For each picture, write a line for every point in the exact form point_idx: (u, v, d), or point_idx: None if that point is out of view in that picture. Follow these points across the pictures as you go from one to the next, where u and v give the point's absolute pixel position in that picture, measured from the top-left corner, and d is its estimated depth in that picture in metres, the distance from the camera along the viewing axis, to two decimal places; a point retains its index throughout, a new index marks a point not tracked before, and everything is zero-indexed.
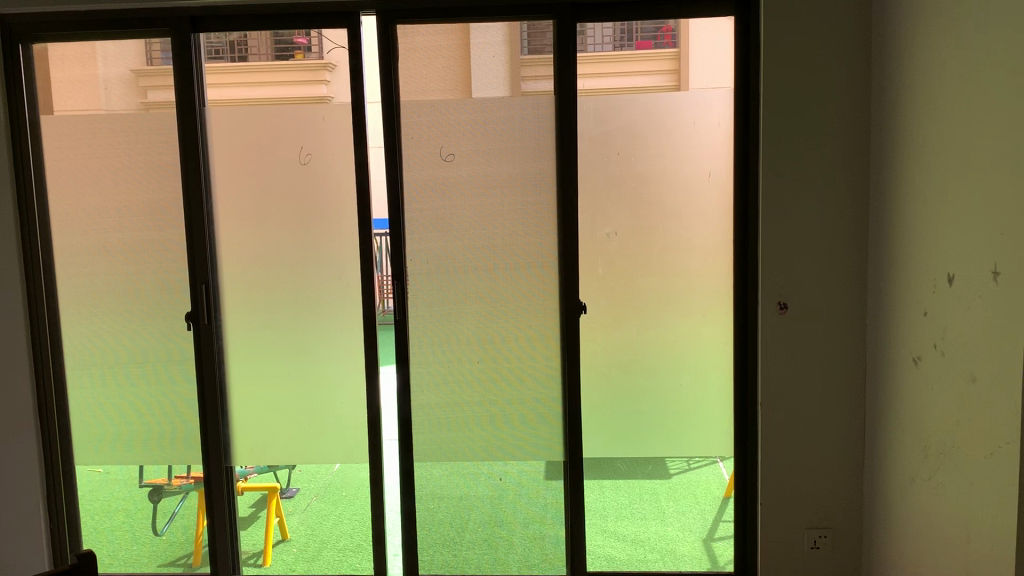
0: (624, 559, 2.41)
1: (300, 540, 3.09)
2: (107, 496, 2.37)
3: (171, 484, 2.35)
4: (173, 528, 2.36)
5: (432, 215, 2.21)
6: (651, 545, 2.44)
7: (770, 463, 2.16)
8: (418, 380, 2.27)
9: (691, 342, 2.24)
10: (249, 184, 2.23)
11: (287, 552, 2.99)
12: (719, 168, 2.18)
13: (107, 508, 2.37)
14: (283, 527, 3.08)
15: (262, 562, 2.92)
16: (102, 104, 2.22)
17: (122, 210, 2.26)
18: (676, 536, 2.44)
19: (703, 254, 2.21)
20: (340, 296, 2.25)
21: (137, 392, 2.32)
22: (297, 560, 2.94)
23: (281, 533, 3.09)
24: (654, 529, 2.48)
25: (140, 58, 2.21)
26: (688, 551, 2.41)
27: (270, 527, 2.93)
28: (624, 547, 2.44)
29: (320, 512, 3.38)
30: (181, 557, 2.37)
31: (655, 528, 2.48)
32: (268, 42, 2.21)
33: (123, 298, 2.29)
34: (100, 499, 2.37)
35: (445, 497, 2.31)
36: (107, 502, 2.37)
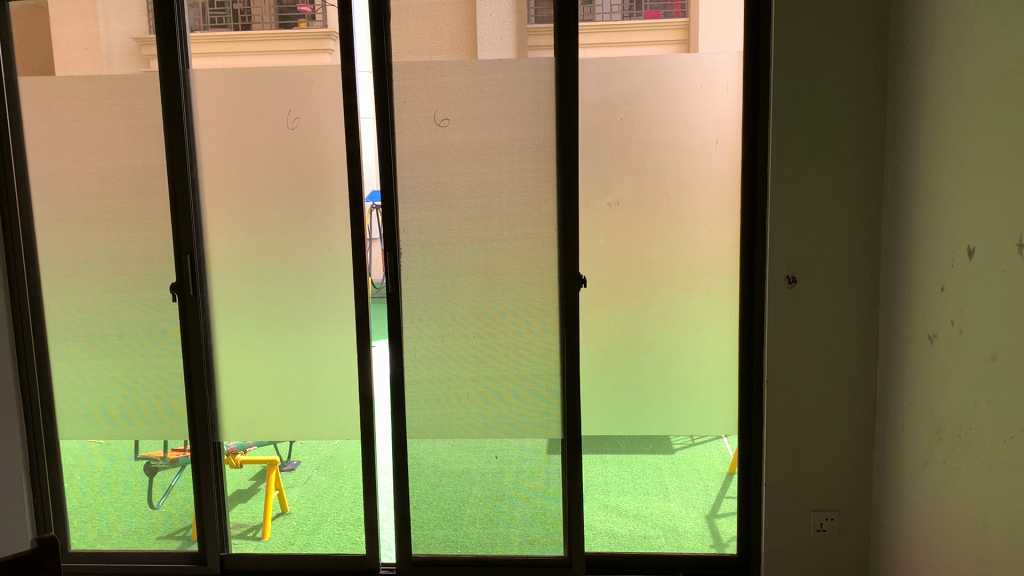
0: (626, 533, 2.56)
1: (299, 513, 3.11)
2: (97, 469, 2.32)
3: (169, 458, 2.28)
4: (171, 500, 2.30)
5: (426, 183, 2.12)
6: (654, 521, 2.60)
7: (775, 444, 2.08)
8: (412, 355, 2.19)
9: (695, 317, 2.15)
10: (235, 150, 2.14)
11: (286, 525, 3.02)
12: (727, 135, 2.08)
13: (100, 481, 2.33)
14: (282, 500, 3.12)
15: (262, 535, 2.89)
16: (103, 67, 2.12)
17: (103, 176, 2.17)
18: (681, 512, 2.64)
19: (709, 226, 2.11)
20: (331, 268, 2.16)
21: (122, 366, 2.25)
22: (296, 533, 2.94)
23: (281, 506, 3.12)
24: (660, 505, 2.69)
25: (143, 25, 2.12)
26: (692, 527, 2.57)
27: (269, 499, 2.92)
28: (627, 522, 2.60)
29: (320, 485, 3.39)
30: (180, 529, 2.32)
31: (660, 503, 2.70)
32: (271, 11, 2.13)
33: (106, 269, 2.21)
34: (91, 472, 2.32)
35: (439, 475, 2.24)
36: (99, 476, 2.33)
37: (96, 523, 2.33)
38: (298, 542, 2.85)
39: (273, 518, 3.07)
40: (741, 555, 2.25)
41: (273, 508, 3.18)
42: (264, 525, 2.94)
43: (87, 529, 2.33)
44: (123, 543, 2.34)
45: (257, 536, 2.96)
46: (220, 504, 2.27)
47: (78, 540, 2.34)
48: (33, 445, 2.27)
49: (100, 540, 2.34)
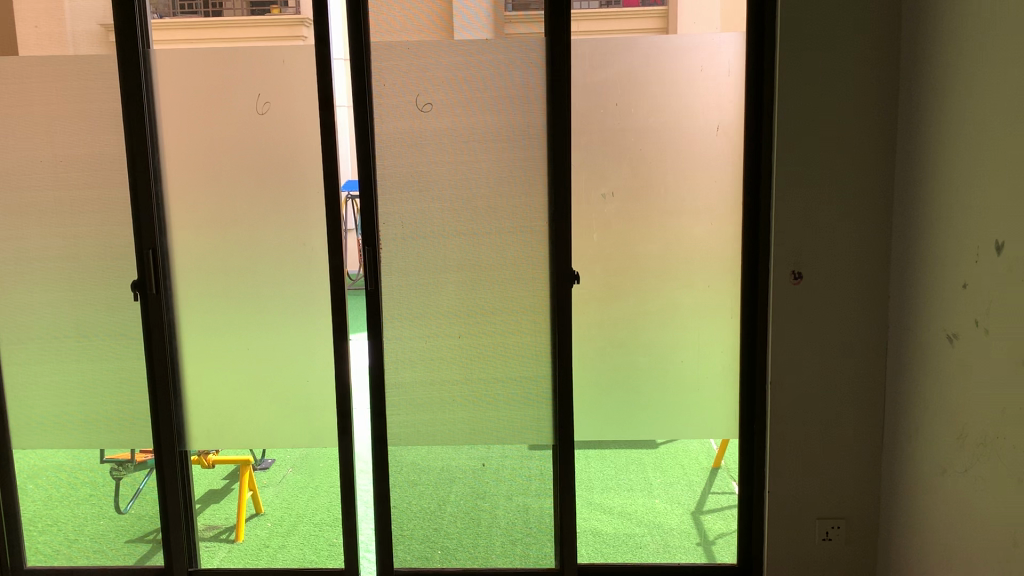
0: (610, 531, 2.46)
1: (275, 514, 2.97)
2: (68, 482, 2.23)
3: (136, 461, 2.21)
4: (139, 503, 2.17)
5: (407, 173, 1.97)
6: (639, 518, 2.50)
7: (779, 449, 1.97)
8: (393, 357, 2.05)
9: (694, 314, 2.03)
10: (200, 137, 1.98)
11: (261, 527, 2.88)
12: (729, 121, 1.95)
13: (69, 491, 2.22)
14: (257, 501, 2.97)
15: (236, 537, 2.78)
16: (70, 47, 1.96)
17: (56, 166, 1.99)
18: (666, 509, 2.56)
19: (709, 218, 1.99)
20: (306, 263, 2.02)
21: (80, 371, 2.08)
22: (271, 535, 2.79)
23: (255, 507, 2.98)
24: (645, 501, 2.62)
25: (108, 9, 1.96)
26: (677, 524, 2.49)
27: (243, 499, 2.78)
28: (611, 521, 2.50)
29: (297, 484, 3.26)
30: (150, 531, 2.17)
31: (645, 499, 2.62)
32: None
33: (61, 267, 2.03)
34: (60, 485, 2.22)
35: (421, 483, 2.11)
36: (69, 487, 2.22)
37: (60, 529, 2.19)
38: (271, 543, 2.72)
39: (247, 520, 2.93)
40: (743, 563, 2.15)
41: (247, 509, 3.04)
42: (236, 527, 2.81)
43: (52, 537, 2.18)
44: (87, 555, 2.18)
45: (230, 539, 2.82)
46: (186, 515, 2.12)
47: (38, 558, 2.19)
48: None
49: (63, 554, 2.18)
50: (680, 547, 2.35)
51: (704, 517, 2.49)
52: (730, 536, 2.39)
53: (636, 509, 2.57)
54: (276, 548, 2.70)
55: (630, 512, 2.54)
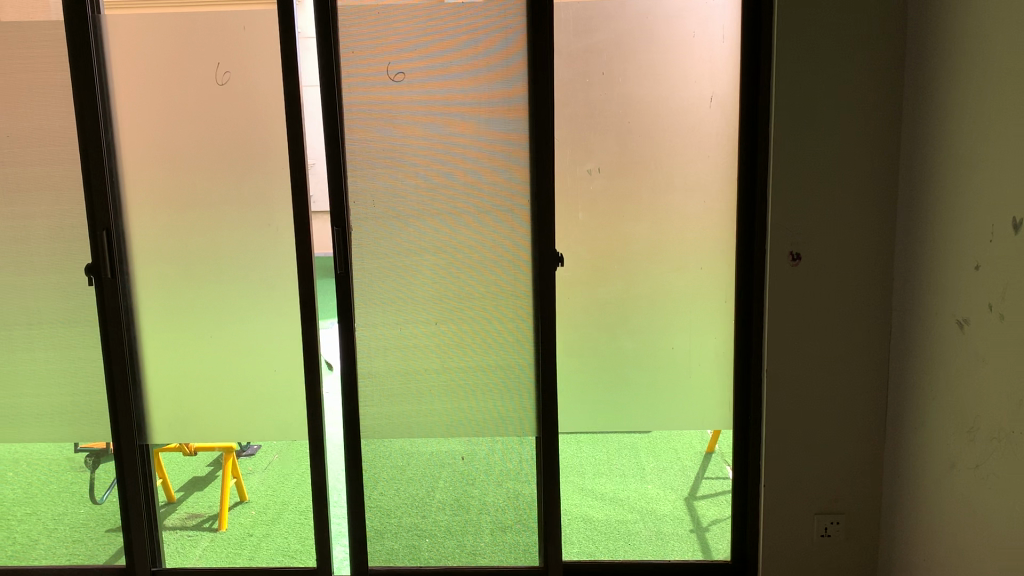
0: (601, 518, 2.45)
1: (260, 501, 2.93)
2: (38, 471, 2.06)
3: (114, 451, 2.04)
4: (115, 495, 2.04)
5: (378, 148, 1.84)
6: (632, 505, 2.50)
7: (775, 441, 1.85)
8: (366, 345, 1.93)
9: (685, 299, 1.90)
10: (156, 110, 1.84)
11: (245, 514, 2.83)
12: (723, 91, 1.82)
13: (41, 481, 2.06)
14: (241, 488, 2.95)
15: (219, 525, 2.73)
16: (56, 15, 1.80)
17: (1, 141, 1.86)
18: (658, 495, 2.55)
19: (702, 196, 1.86)
20: (272, 245, 1.89)
21: (31, 361, 1.96)
22: (255, 523, 2.76)
23: (239, 494, 2.95)
24: (636, 487, 2.61)
25: None
26: (671, 509, 2.48)
27: (226, 487, 2.71)
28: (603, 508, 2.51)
29: (282, 470, 3.24)
30: None
31: (637, 485, 2.61)
32: None
33: (8, 250, 1.90)
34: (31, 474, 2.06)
35: (399, 475, 2.01)
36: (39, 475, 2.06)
37: (40, 517, 2.06)
38: (256, 533, 2.66)
39: (231, 507, 2.90)
40: (737, 559, 2.05)
41: (231, 497, 2.99)
42: (219, 515, 2.74)
43: (30, 526, 2.06)
44: (61, 555, 2.07)
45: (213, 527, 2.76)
46: (149, 511, 2.01)
47: (8, 556, 2.07)
48: None
49: (35, 554, 2.07)
50: (674, 535, 2.34)
51: (697, 504, 2.47)
52: (723, 523, 2.37)
53: (628, 496, 2.56)
54: (264, 535, 2.67)
55: (621, 498, 2.55)
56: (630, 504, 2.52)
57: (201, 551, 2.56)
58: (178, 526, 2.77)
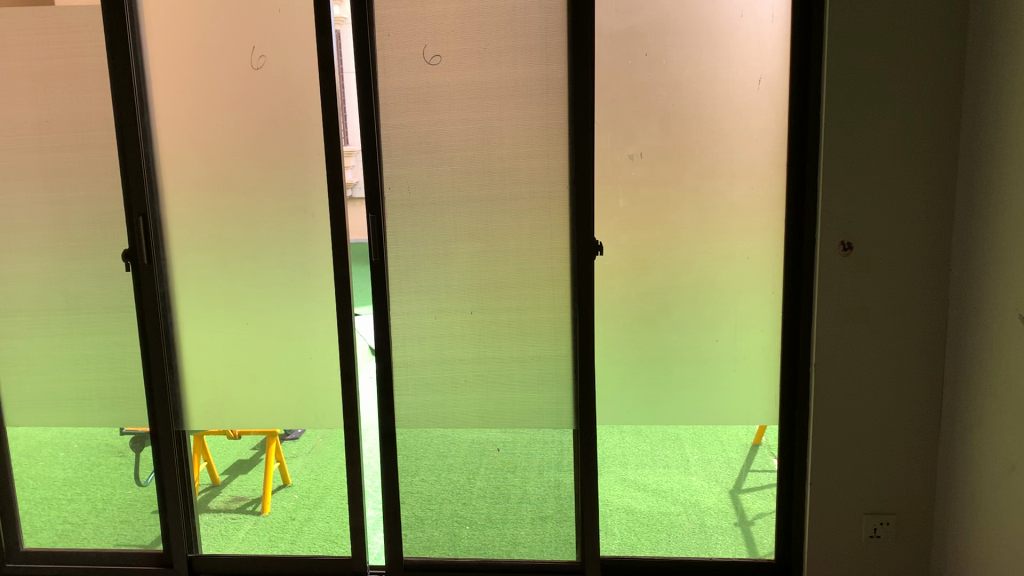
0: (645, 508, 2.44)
1: (302, 486, 2.95)
2: (89, 458, 2.12)
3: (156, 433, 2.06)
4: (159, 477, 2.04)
5: (414, 133, 1.80)
6: (676, 496, 2.48)
7: (823, 439, 1.78)
8: (401, 334, 1.89)
9: (730, 289, 1.83)
10: (192, 95, 1.83)
11: (288, 498, 2.85)
12: (772, 73, 1.74)
13: (92, 465, 2.10)
14: (284, 472, 2.97)
15: (262, 509, 2.75)
16: None
17: (41, 127, 1.86)
18: (703, 488, 2.53)
19: (749, 183, 1.78)
20: (306, 231, 1.87)
21: (70, 346, 1.96)
22: (297, 507, 2.77)
23: (282, 478, 2.97)
24: (680, 479, 2.59)
25: None
26: (715, 503, 2.45)
27: (270, 471, 2.73)
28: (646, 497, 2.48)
29: (324, 454, 3.25)
30: None
31: (682, 478, 2.60)
32: None
33: (48, 235, 1.90)
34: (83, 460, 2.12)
35: (435, 469, 1.97)
36: (90, 459, 2.11)
37: (89, 496, 2.09)
38: (298, 516, 2.68)
39: (273, 491, 2.92)
40: (782, 558, 1.98)
41: (274, 481, 3.01)
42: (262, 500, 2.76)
43: (80, 505, 2.09)
44: (109, 540, 2.07)
45: (255, 510, 2.78)
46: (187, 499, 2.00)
47: (59, 541, 2.08)
48: None
49: (83, 539, 2.07)
50: (717, 527, 2.30)
51: (742, 497, 2.44)
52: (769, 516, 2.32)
53: (670, 488, 2.54)
54: (306, 518, 2.68)
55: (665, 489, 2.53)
56: (671, 496, 2.49)
57: (241, 533, 2.57)
58: (222, 508, 2.80)
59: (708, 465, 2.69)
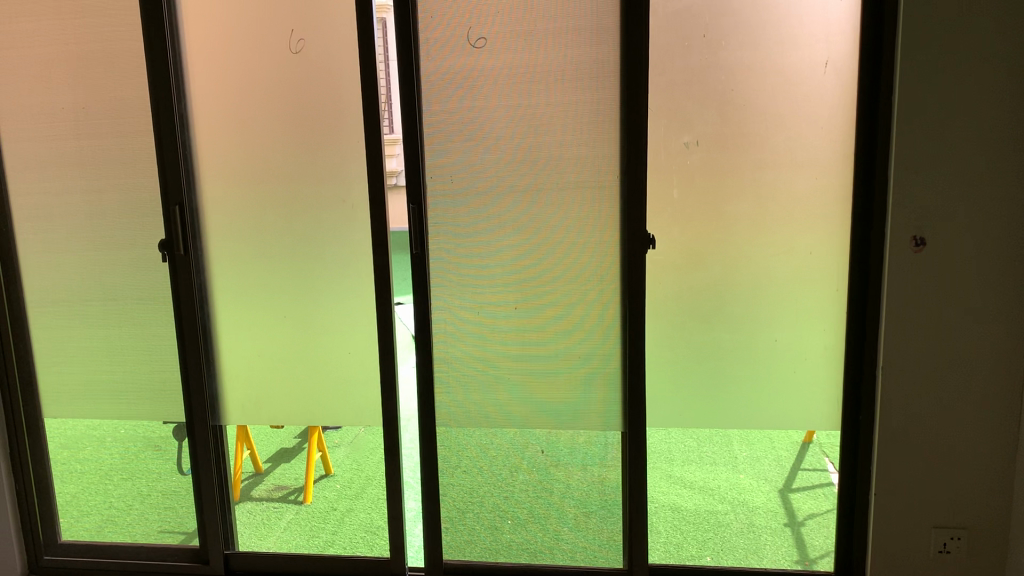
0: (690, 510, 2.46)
1: (344, 476, 2.92)
2: (124, 449, 2.02)
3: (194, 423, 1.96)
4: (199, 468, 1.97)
5: (457, 119, 1.72)
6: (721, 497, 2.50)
7: (889, 446, 1.67)
8: (442, 329, 1.82)
9: (791, 285, 1.72)
10: (229, 80, 1.77)
11: (329, 488, 2.82)
12: (840, 55, 1.62)
13: (128, 455, 2.02)
14: (325, 461, 2.94)
15: (303, 498, 2.72)
16: None
17: (77, 113, 1.81)
18: (753, 486, 2.60)
19: (813, 172, 1.67)
20: (345, 222, 1.80)
21: (105, 337, 1.92)
22: (339, 497, 2.74)
23: (324, 467, 2.94)
24: (729, 477, 2.68)
25: None
26: (763, 503, 2.48)
27: (313, 460, 2.70)
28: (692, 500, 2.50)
29: (367, 445, 3.22)
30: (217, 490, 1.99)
31: (729, 475, 2.69)
32: None
33: (84, 224, 1.86)
34: (117, 451, 2.03)
35: (472, 471, 1.90)
36: (124, 450, 2.02)
37: (135, 483, 2.03)
38: (339, 507, 2.64)
39: (315, 481, 2.89)
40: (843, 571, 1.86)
41: (316, 471, 2.98)
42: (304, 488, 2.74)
43: (126, 491, 2.04)
44: (155, 531, 2.02)
45: (297, 499, 2.75)
46: (223, 492, 1.95)
47: (110, 535, 2.04)
48: (11, 427, 1.97)
49: (134, 534, 2.03)
50: (766, 527, 2.33)
51: (793, 496, 2.49)
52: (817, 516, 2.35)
53: (719, 485, 2.62)
54: (348, 508, 2.65)
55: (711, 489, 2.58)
56: (720, 494, 2.55)
57: (283, 523, 2.54)
58: (264, 497, 2.78)
59: (757, 464, 2.77)
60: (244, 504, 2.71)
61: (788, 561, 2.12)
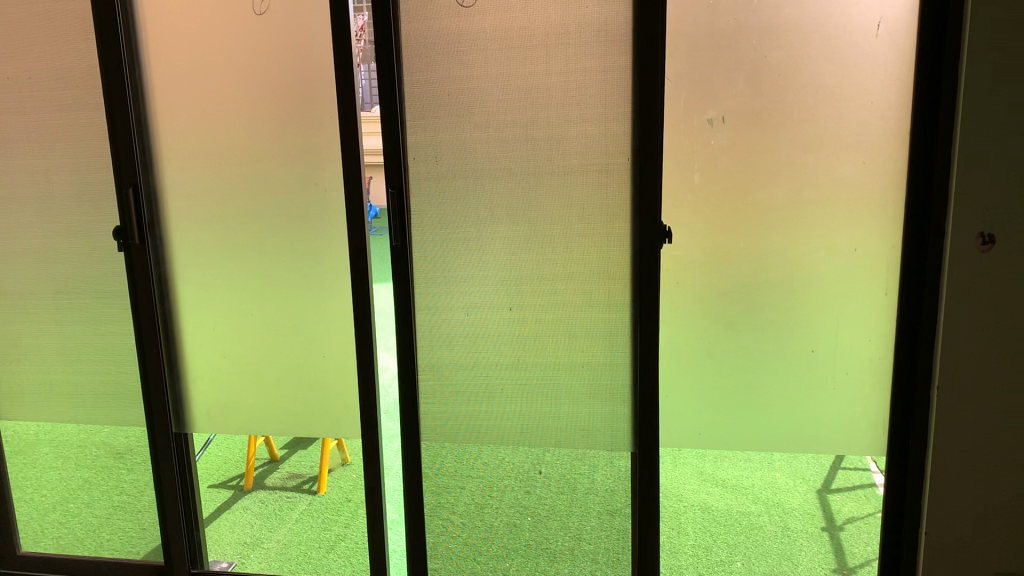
0: (724, 509, 2.24)
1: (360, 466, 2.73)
2: (93, 460, 1.83)
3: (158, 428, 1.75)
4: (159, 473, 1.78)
5: (443, 91, 1.49)
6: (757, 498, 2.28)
7: (944, 479, 1.42)
8: (429, 331, 1.60)
9: (831, 287, 1.47)
10: (190, 46, 1.56)
11: (344, 479, 2.63)
12: (896, 14, 1.35)
13: (96, 467, 1.83)
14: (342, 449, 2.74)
15: (318, 489, 2.53)
16: None
17: (23, 85, 1.62)
18: (789, 486, 2.36)
19: (861, 154, 1.41)
20: (319, 208, 1.58)
21: (61, 334, 1.73)
22: (354, 488, 2.54)
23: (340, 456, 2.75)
24: (764, 476, 2.44)
25: None
26: (801, 503, 2.26)
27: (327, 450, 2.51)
28: (725, 500, 2.28)
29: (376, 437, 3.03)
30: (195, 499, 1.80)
31: (764, 474, 2.45)
32: None
33: (32, 209, 1.67)
34: (88, 462, 1.84)
35: (457, 497, 1.65)
36: (93, 460, 1.84)
37: (106, 494, 1.83)
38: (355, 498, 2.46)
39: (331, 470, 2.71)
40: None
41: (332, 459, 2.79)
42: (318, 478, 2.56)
43: (97, 503, 1.84)
44: (122, 539, 1.81)
45: (312, 489, 2.56)
46: (189, 498, 1.76)
47: (111, 548, 1.82)
48: None
49: (131, 528, 1.81)
50: (801, 531, 2.11)
51: (832, 498, 2.25)
52: (861, 523, 2.13)
53: (752, 484, 2.39)
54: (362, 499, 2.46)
55: (745, 486, 2.37)
56: (753, 494, 2.32)
57: (295, 515, 2.36)
58: (278, 485, 2.60)
59: (794, 460, 2.55)
60: (257, 494, 2.54)
61: (824, 570, 1.94)
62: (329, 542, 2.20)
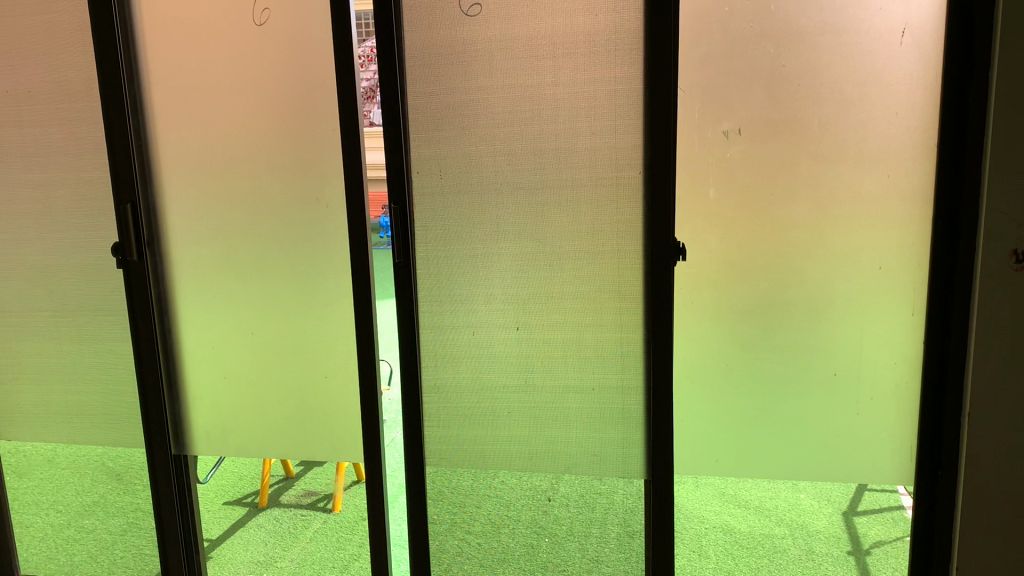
0: (744, 532, 2.16)
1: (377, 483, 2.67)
2: (81, 482, 1.82)
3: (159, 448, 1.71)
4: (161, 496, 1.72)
5: (447, 103, 1.44)
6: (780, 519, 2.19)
7: (976, 511, 1.33)
8: (434, 352, 1.54)
9: (853, 306, 1.40)
10: (189, 57, 1.52)
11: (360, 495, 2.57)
12: (922, 21, 1.28)
13: (87, 488, 1.81)
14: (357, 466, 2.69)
15: (334, 507, 2.48)
16: None
17: (23, 99, 1.60)
18: (813, 507, 2.27)
19: (884, 167, 1.34)
20: (320, 224, 1.53)
21: (61, 352, 1.70)
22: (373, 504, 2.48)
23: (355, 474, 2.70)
24: (787, 497, 2.35)
25: None
26: (825, 525, 2.17)
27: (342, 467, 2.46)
28: (746, 522, 2.20)
29: None
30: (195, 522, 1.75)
31: (789, 495, 2.36)
32: None
33: (32, 224, 1.64)
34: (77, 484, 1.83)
35: (465, 522, 1.58)
36: (81, 482, 1.82)
37: (110, 513, 1.77)
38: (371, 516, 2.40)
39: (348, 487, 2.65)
40: None
41: (347, 477, 2.74)
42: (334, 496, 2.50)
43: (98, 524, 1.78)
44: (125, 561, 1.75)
45: (328, 507, 2.51)
46: (189, 526, 1.70)
47: (124, 564, 1.74)
48: None
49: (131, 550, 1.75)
50: (825, 554, 2.02)
51: (858, 520, 2.16)
52: (889, 546, 2.03)
53: (776, 506, 2.30)
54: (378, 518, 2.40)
55: (768, 509, 2.28)
56: (776, 516, 2.24)
57: (312, 533, 2.31)
58: (293, 503, 2.55)
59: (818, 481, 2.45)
60: (273, 510, 2.48)
61: None
62: (344, 562, 2.15)
